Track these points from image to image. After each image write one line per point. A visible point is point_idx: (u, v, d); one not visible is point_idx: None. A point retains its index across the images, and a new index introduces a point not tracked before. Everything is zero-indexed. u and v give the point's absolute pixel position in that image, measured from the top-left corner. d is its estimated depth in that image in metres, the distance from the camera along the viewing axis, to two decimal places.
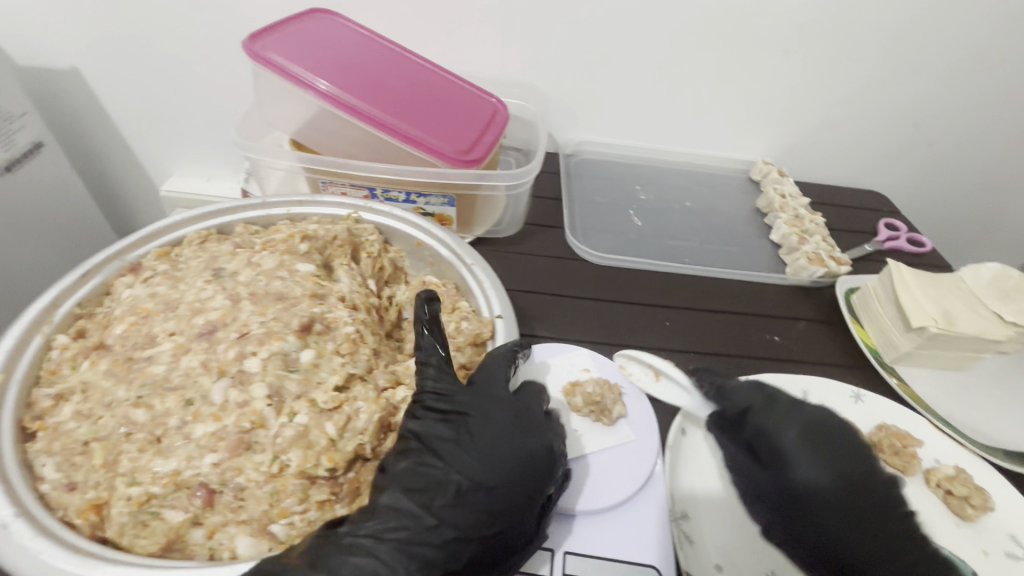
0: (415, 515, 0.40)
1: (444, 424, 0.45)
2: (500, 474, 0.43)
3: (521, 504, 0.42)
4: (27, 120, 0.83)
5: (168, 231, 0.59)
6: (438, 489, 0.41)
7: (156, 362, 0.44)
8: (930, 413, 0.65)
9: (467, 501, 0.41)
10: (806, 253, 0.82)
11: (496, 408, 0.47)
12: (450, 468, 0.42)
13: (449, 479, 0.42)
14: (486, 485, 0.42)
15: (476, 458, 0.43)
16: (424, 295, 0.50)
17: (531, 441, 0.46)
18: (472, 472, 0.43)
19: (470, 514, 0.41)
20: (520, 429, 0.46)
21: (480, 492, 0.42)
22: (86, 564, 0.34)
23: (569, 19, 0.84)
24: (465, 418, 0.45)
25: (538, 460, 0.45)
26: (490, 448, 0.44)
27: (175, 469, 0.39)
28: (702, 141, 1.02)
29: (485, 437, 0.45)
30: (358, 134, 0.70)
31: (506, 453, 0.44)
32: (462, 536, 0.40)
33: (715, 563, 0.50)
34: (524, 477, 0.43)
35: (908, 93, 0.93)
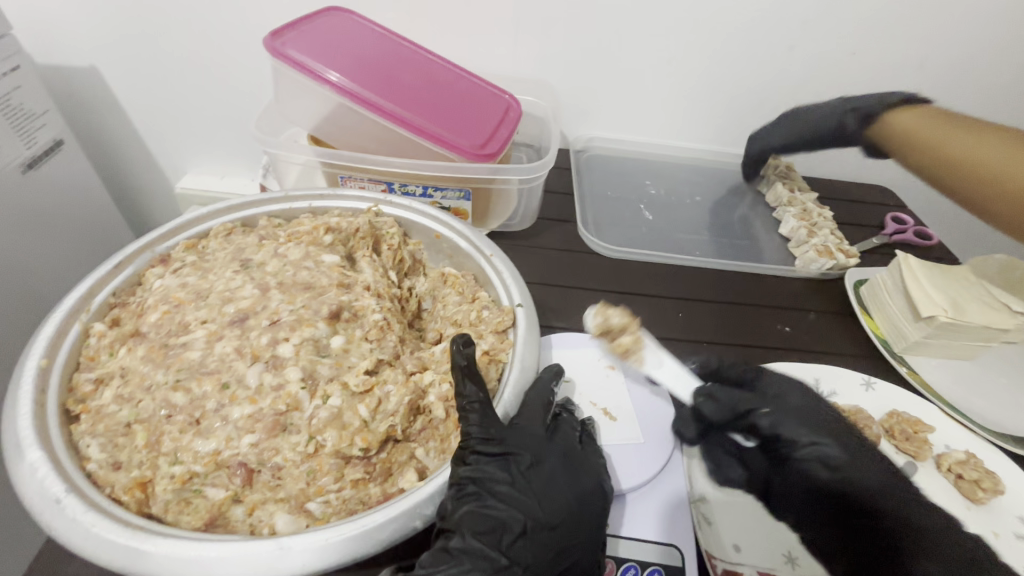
0: (493, 558, 0.41)
1: (501, 462, 0.45)
2: (566, 513, 0.44)
3: (587, 542, 0.44)
4: (48, 118, 0.85)
5: (195, 224, 0.60)
6: (509, 534, 0.42)
7: (191, 348, 0.45)
8: (940, 401, 0.67)
9: (536, 544, 0.43)
10: (814, 245, 0.84)
11: (544, 445, 0.48)
12: (516, 510, 0.43)
13: (519, 523, 0.43)
14: (552, 525, 0.44)
15: (538, 498, 0.44)
16: (460, 338, 0.46)
17: (584, 479, 0.47)
18: (538, 511, 0.44)
19: (538, 556, 0.42)
20: (570, 463, 0.48)
21: (548, 532, 0.43)
22: (137, 536, 0.35)
23: (579, 17, 0.86)
24: (520, 456, 0.46)
25: (592, 495, 0.47)
26: (549, 487, 0.45)
27: (215, 449, 0.41)
28: (711, 136, 1.03)
29: (542, 476, 0.46)
30: (376, 129, 0.71)
31: (568, 492, 0.45)
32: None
33: (734, 543, 0.50)
34: (586, 514, 0.45)
35: (915, 87, 0.94)
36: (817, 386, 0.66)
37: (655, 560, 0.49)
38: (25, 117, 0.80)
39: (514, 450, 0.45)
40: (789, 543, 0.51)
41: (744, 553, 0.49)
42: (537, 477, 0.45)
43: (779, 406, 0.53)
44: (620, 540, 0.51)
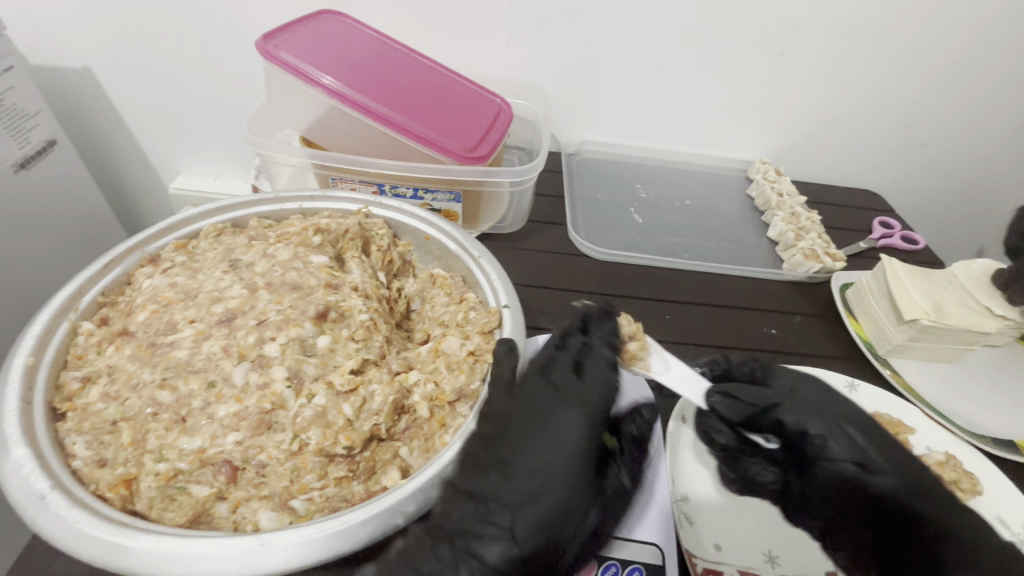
0: (469, 510, 0.42)
1: (473, 414, 0.46)
2: (541, 459, 0.43)
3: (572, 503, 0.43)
4: (42, 118, 0.85)
5: (186, 224, 0.60)
6: (483, 480, 0.43)
7: (178, 347, 0.46)
8: (922, 403, 0.68)
9: (512, 496, 0.42)
10: (802, 249, 0.85)
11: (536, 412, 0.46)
12: (487, 455, 0.44)
13: (492, 472, 0.43)
14: (528, 470, 0.43)
15: (513, 448, 0.44)
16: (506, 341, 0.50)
17: (564, 418, 0.45)
18: (509, 456, 0.44)
19: (523, 520, 0.42)
20: (546, 410, 0.46)
21: (524, 479, 0.43)
22: (121, 531, 0.36)
23: (570, 22, 0.87)
24: (498, 411, 0.46)
25: (576, 439, 0.45)
26: (526, 436, 0.44)
27: (200, 447, 0.41)
28: (702, 141, 1.04)
29: (518, 422, 0.45)
30: (367, 132, 0.72)
31: (547, 437, 0.44)
32: (514, 528, 0.41)
33: (714, 543, 0.51)
34: (565, 460, 0.44)
35: (901, 94, 0.95)
36: None
37: (641, 560, 0.48)
38: (18, 117, 0.81)
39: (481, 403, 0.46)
40: (771, 542, 0.52)
41: (725, 552, 0.50)
42: (521, 445, 0.44)
43: (801, 406, 0.50)
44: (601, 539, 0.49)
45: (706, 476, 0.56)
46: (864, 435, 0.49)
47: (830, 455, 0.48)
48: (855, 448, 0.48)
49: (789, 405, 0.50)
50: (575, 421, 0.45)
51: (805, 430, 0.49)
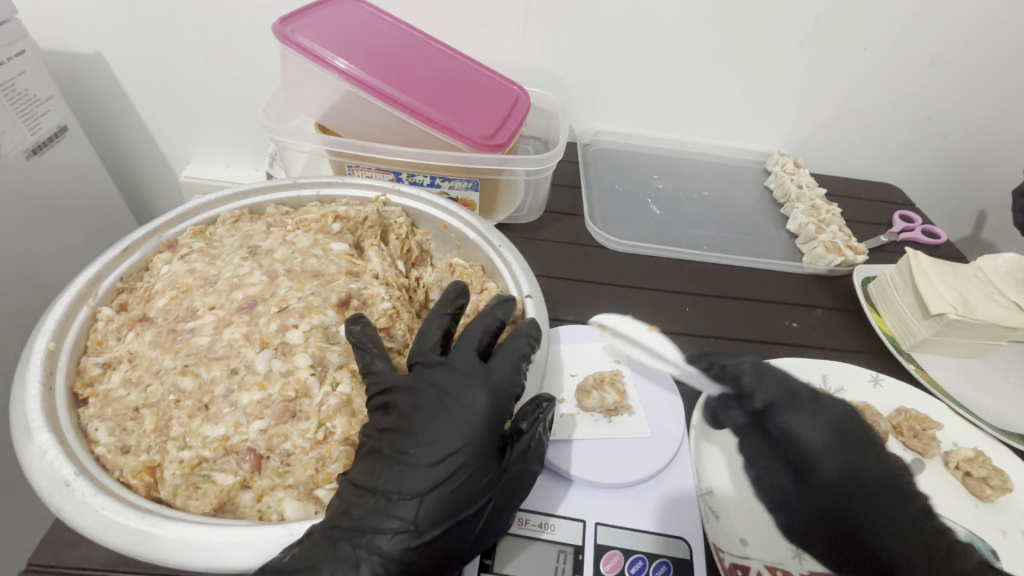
0: (369, 504, 0.39)
1: (377, 408, 0.43)
2: (446, 444, 0.40)
3: (469, 472, 0.40)
4: (53, 104, 0.84)
5: (203, 210, 0.60)
6: (386, 471, 0.40)
7: (199, 334, 0.45)
8: (946, 397, 0.66)
9: (412, 484, 0.39)
10: (823, 242, 0.83)
11: (433, 378, 0.44)
12: (390, 447, 0.40)
13: (393, 463, 0.40)
14: (428, 456, 0.40)
15: (415, 434, 0.41)
16: (452, 292, 0.51)
17: (466, 397, 0.42)
18: (409, 444, 0.40)
19: (414, 495, 0.39)
20: (447, 390, 0.43)
21: (424, 467, 0.39)
22: (147, 519, 0.35)
23: (589, 8, 0.85)
24: (401, 399, 0.42)
25: (478, 414, 0.41)
26: (426, 423, 0.41)
27: (224, 435, 0.40)
28: (720, 132, 1.02)
29: (419, 408, 0.42)
30: (384, 118, 0.71)
31: (451, 421, 0.41)
32: (417, 518, 0.38)
33: (741, 537, 0.49)
34: (471, 441, 0.41)
35: (925, 85, 0.93)
36: (824, 381, 0.66)
37: (668, 554, 0.47)
38: (30, 103, 0.80)
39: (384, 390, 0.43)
40: None
41: (752, 547, 0.48)
42: (417, 410, 0.42)
43: (808, 412, 0.49)
44: (627, 532, 0.48)
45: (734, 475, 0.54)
46: (854, 447, 0.48)
47: (821, 464, 0.47)
48: (846, 467, 0.46)
49: (788, 405, 0.49)
50: (478, 400, 0.42)
51: (800, 437, 0.47)
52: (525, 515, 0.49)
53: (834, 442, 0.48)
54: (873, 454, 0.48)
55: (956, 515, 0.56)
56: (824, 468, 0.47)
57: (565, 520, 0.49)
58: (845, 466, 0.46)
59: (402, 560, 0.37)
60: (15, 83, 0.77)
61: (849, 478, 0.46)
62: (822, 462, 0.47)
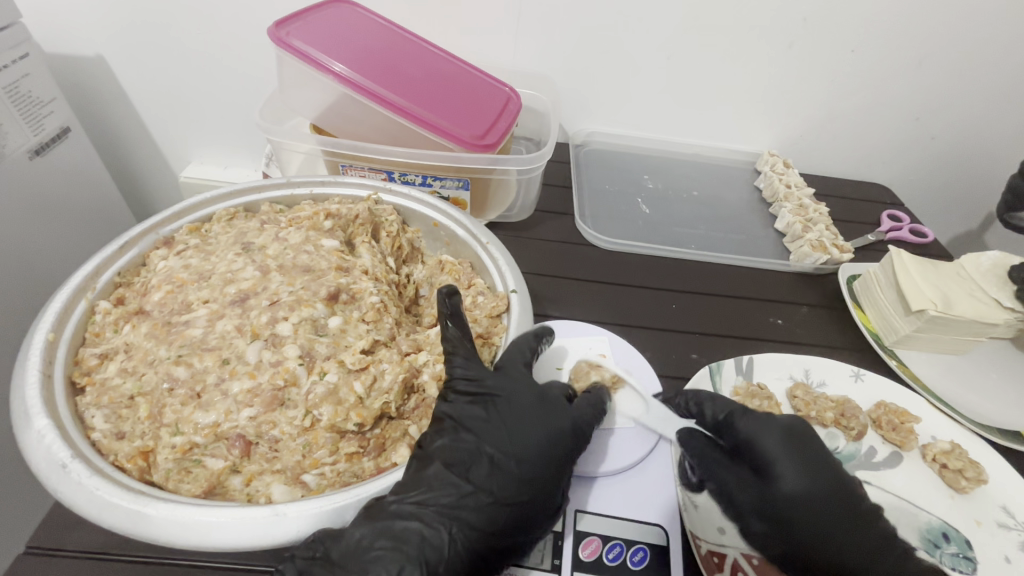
0: (460, 496, 0.42)
1: (477, 404, 0.46)
2: (539, 460, 0.45)
3: (554, 474, 0.45)
4: (56, 105, 0.87)
5: (199, 208, 0.61)
6: (484, 472, 0.43)
7: (192, 326, 0.47)
8: (926, 392, 0.68)
9: (507, 477, 0.43)
10: (809, 240, 0.85)
11: (522, 385, 0.48)
12: (489, 448, 0.44)
13: (491, 464, 0.43)
14: (523, 467, 0.44)
15: (512, 442, 0.45)
16: (446, 288, 0.51)
17: (559, 422, 0.47)
18: (508, 450, 0.44)
19: (506, 482, 0.43)
20: (546, 409, 0.48)
21: (519, 477, 0.43)
22: (140, 499, 0.37)
23: (580, 12, 0.87)
24: (499, 405, 0.47)
25: (565, 430, 0.47)
26: (522, 434, 0.46)
27: (215, 421, 0.42)
28: (710, 132, 1.04)
29: (520, 419, 0.46)
30: (377, 119, 0.73)
31: (544, 439, 0.46)
32: (504, 518, 0.42)
33: (719, 525, 0.50)
34: (557, 464, 0.46)
35: (912, 86, 0.95)
36: (806, 376, 0.67)
37: (645, 540, 0.49)
38: (34, 104, 0.82)
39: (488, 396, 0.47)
40: None
41: (731, 535, 0.49)
42: (513, 414, 0.46)
43: (765, 421, 0.50)
44: (608, 519, 0.50)
45: None
46: (811, 455, 0.48)
47: (782, 471, 0.47)
48: (801, 477, 0.46)
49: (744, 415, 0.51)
50: (569, 428, 0.47)
51: (761, 446, 0.48)
52: None
53: (790, 450, 0.48)
54: (827, 461, 0.48)
55: (931, 505, 0.57)
56: (781, 480, 0.47)
57: None
58: (808, 473, 0.47)
59: (487, 536, 0.41)
60: (19, 84, 0.79)
61: (804, 487, 0.46)
62: (781, 473, 0.47)
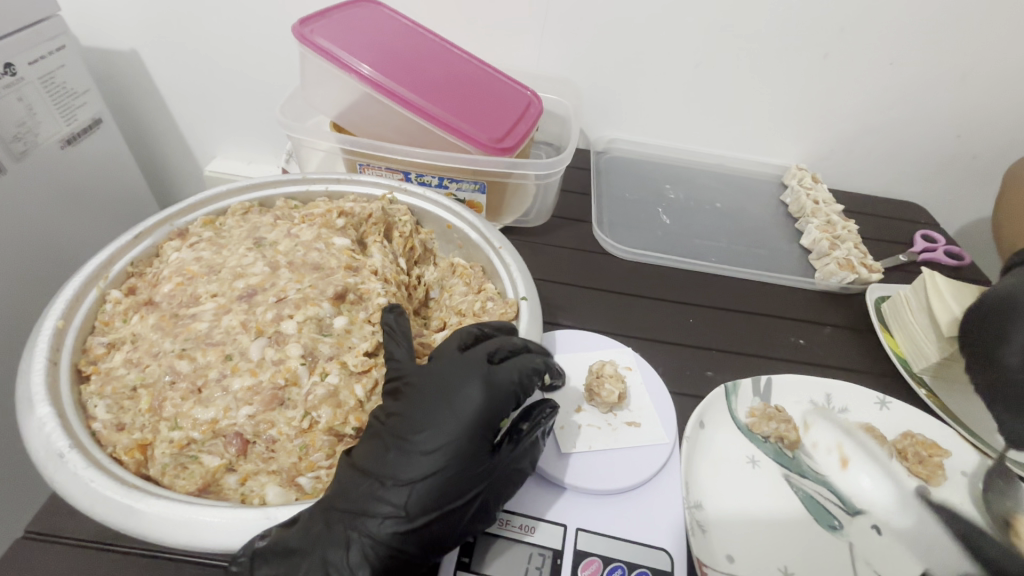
0: (366, 486, 0.39)
1: (391, 392, 0.44)
2: (442, 434, 0.40)
3: (456, 450, 0.40)
4: (89, 97, 0.89)
5: (215, 201, 0.62)
6: (384, 458, 0.40)
7: (199, 319, 0.46)
8: (958, 425, 0.64)
9: (406, 461, 0.39)
10: (836, 258, 0.82)
11: (431, 365, 0.44)
12: (392, 433, 0.41)
13: (391, 449, 0.40)
14: (422, 449, 0.39)
15: (414, 420, 0.41)
16: (389, 305, 0.49)
17: (458, 392, 0.41)
18: (409, 432, 0.40)
19: (405, 467, 0.39)
20: (449, 383, 0.42)
21: (419, 456, 0.39)
22: (132, 494, 0.37)
23: (608, 16, 0.85)
24: (412, 386, 0.43)
25: (468, 401, 0.41)
26: (425, 409, 0.41)
27: (213, 418, 0.42)
28: (737, 143, 1.01)
29: (422, 399, 0.42)
30: (396, 119, 0.72)
31: (446, 411, 0.41)
32: (410, 502, 0.39)
33: (727, 553, 0.49)
34: (466, 434, 0.40)
35: (955, 101, 0.91)
36: (828, 401, 0.64)
37: (646, 564, 0.46)
38: (68, 94, 0.84)
39: (394, 381, 0.44)
40: (788, 559, 0.49)
41: (737, 564, 0.48)
42: (417, 394, 0.42)
43: None
44: (609, 540, 0.48)
45: (719, 493, 0.54)
46: None
47: None
48: None
49: None
50: (471, 399, 0.41)
51: None
52: (507, 516, 0.49)
53: None
54: None
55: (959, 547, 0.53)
56: None
57: (548, 524, 0.48)
58: None
59: (394, 527, 0.38)
60: (54, 75, 0.81)
61: None
62: None
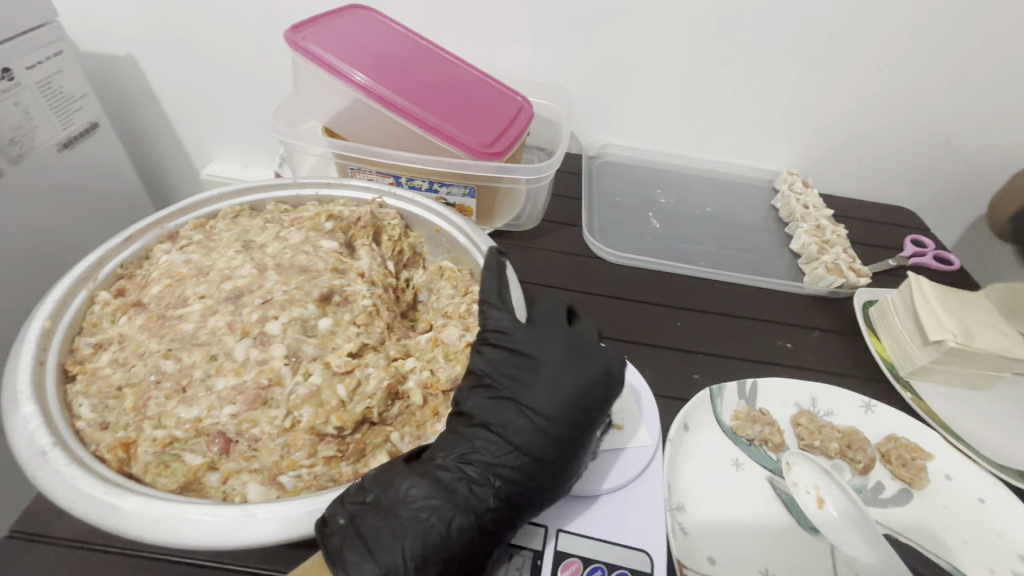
0: (494, 446, 0.45)
1: (508, 360, 0.49)
2: (567, 404, 0.47)
3: (578, 420, 0.47)
4: (86, 101, 0.90)
5: (206, 204, 0.62)
6: (515, 420, 0.46)
7: (185, 320, 0.47)
8: (943, 428, 0.64)
9: (534, 425, 0.46)
10: (824, 263, 0.82)
11: (554, 342, 0.50)
12: (522, 401, 0.47)
13: (520, 413, 0.46)
14: (553, 416, 0.46)
15: (538, 390, 0.47)
16: (496, 250, 0.59)
17: (594, 375, 0.48)
18: (539, 400, 0.47)
19: (532, 430, 0.46)
20: (580, 363, 0.49)
21: (545, 421, 0.46)
22: (113, 491, 0.37)
23: (599, 23, 0.86)
24: (537, 359, 0.49)
25: (595, 380, 0.48)
26: (555, 382, 0.47)
27: (197, 417, 0.42)
28: (728, 148, 1.02)
29: (558, 374, 0.48)
30: (387, 124, 0.73)
31: (572, 387, 0.47)
32: (528, 475, 0.45)
33: (708, 555, 0.49)
34: (585, 406, 0.47)
35: (943, 108, 0.92)
36: (813, 404, 0.64)
37: (625, 565, 0.47)
38: (65, 99, 0.85)
39: (526, 355, 0.49)
40: (768, 561, 0.50)
41: (718, 566, 0.49)
42: (543, 368, 0.48)
43: None
44: (589, 541, 0.48)
45: (701, 494, 0.54)
46: None
47: None
48: None
49: None
50: (602, 381, 0.49)
51: None
52: None
53: None
54: None
55: (941, 550, 0.53)
56: None
57: (529, 525, 0.49)
58: None
59: (522, 481, 0.45)
60: (52, 80, 0.82)
61: None
62: None
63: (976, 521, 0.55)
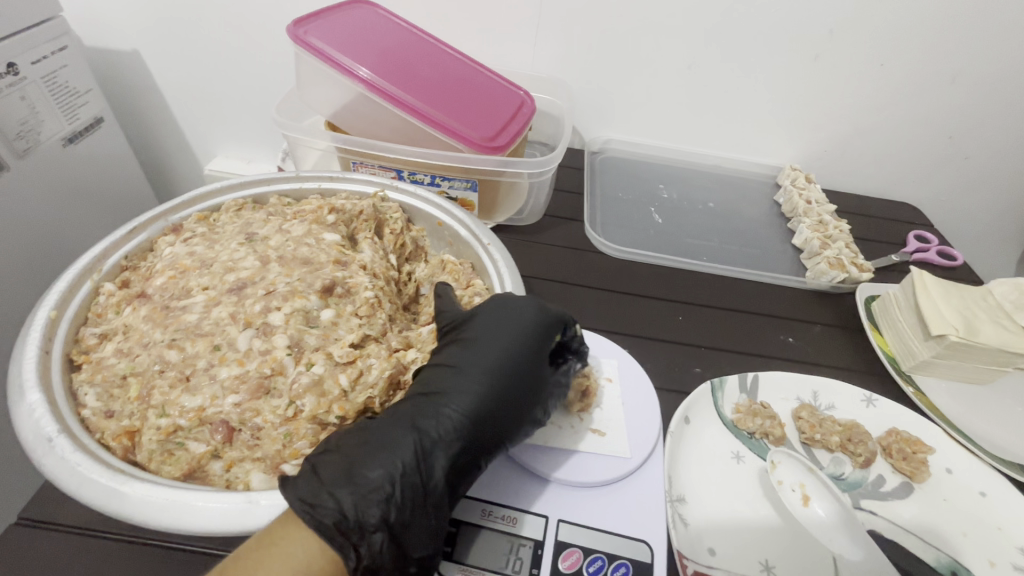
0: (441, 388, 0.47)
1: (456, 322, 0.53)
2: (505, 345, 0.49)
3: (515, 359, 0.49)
4: (90, 96, 0.90)
5: (210, 197, 0.63)
6: (458, 363, 0.49)
7: (189, 311, 0.47)
8: (944, 423, 0.63)
9: (477, 365, 0.48)
10: (826, 257, 0.82)
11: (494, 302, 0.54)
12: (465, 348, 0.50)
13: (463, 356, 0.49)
14: (492, 356, 0.49)
15: (480, 336, 0.50)
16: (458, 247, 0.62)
17: (529, 320, 0.52)
18: (478, 344, 0.50)
19: (473, 370, 0.48)
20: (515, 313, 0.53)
21: (486, 361, 0.49)
22: (118, 477, 0.38)
23: (601, 19, 0.86)
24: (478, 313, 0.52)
25: (530, 324, 0.52)
26: (492, 327, 0.51)
27: (200, 406, 0.43)
28: (730, 144, 1.02)
29: (494, 321, 0.51)
30: (390, 119, 0.73)
31: (508, 330, 0.51)
32: (473, 409, 0.46)
33: (708, 546, 0.49)
34: (523, 348, 0.50)
35: (946, 103, 0.91)
36: (814, 398, 0.65)
37: (627, 555, 0.47)
38: (70, 94, 0.85)
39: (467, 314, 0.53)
40: (770, 553, 0.50)
41: (719, 557, 0.49)
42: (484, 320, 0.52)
43: None
44: (589, 531, 0.48)
45: (700, 486, 0.54)
46: None
47: None
48: None
49: None
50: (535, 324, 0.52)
51: None
52: (488, 507, 0.49)
53: None
54: None
55: (941, 543, 0.53)
56: None
57: (531, 516, 0.49)
58: None
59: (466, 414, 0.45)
60: (57, 75, 0.82)
61: None
62: None
63: (976, 513, 0.55)
